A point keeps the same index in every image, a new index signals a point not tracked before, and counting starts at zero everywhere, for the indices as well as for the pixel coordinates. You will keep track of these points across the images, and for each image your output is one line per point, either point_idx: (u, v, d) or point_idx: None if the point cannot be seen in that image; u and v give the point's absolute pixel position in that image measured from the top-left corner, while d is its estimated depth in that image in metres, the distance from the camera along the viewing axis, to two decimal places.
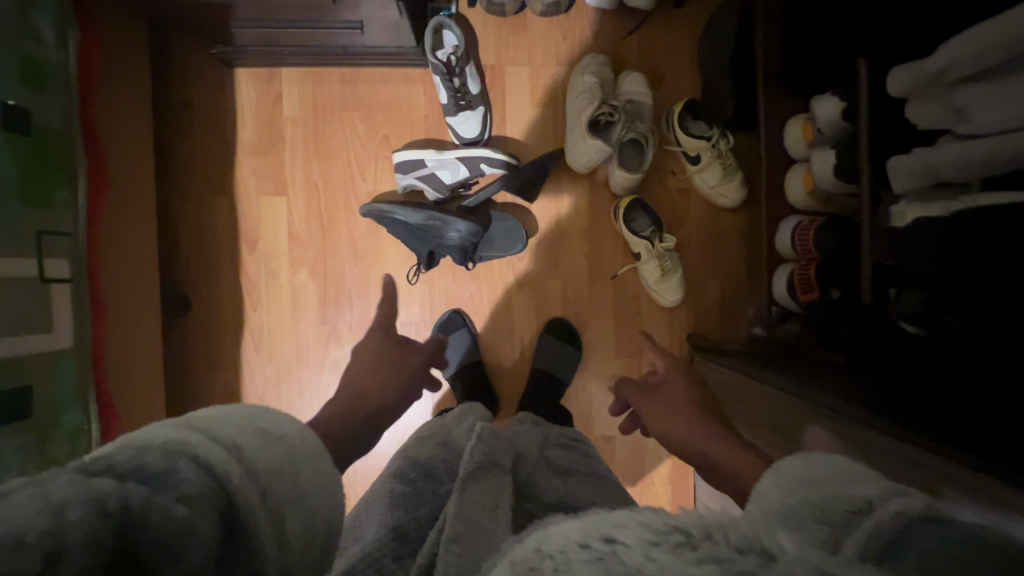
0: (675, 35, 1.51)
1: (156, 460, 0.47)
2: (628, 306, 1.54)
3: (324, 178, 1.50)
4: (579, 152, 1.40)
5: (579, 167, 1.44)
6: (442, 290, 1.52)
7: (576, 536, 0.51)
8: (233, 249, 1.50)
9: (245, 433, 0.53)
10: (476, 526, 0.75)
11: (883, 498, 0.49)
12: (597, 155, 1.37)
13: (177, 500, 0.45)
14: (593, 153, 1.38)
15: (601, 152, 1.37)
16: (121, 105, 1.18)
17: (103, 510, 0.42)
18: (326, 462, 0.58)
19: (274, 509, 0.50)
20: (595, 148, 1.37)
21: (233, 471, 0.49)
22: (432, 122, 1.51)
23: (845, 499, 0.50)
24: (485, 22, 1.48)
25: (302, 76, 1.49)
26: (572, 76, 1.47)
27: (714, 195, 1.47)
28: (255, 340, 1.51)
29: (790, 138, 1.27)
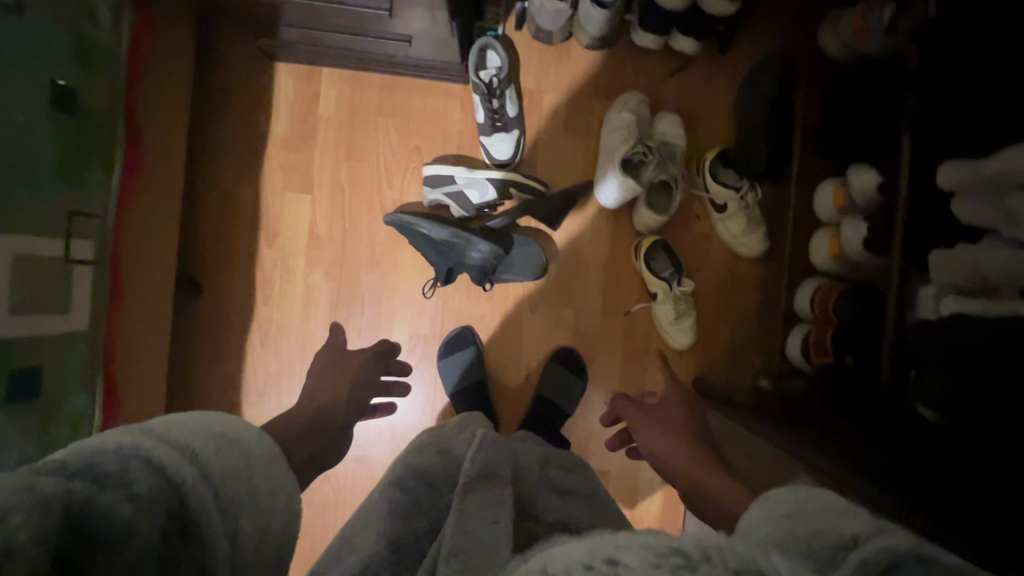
0: (715, 81, 1.51)
1: (105, 460, 0.50)
2: (637, 343, 1.54)
3: (351, 181, 1.51)
4: (610, 188, 1.40)
5: (608, 203, 1.45)
6: (455, 305, 1.52)
7: (580, 555, 0.52)
8: (252, 240, 1.50)
9: (200, 435, 0.57)
10: (477, 540, 0.74)
11: (869, 534, 0.51)
12: (627, 193, 1.39)
13: (125, 499, 0.47)
14: (622, 190, 1.39)
15: (631, 191, 1.38)
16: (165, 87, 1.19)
17: (51, 511, 0.44)
18: (282, 469, 0.63)
19: (232, 513, 0.54)
20: (625, 186, 1.38)
21: (188, 470, 0.52)
22: (464, 139, 1.51)
23: (833, 533, 0.52)
24: (530, 48, 1.49)
25: (342, 78, 1.50)
26: (610, 110, 1.48)
27: (736, 244, 1.47)
28: (261, 334, 1.50)
29: (820, 201, 1.27)
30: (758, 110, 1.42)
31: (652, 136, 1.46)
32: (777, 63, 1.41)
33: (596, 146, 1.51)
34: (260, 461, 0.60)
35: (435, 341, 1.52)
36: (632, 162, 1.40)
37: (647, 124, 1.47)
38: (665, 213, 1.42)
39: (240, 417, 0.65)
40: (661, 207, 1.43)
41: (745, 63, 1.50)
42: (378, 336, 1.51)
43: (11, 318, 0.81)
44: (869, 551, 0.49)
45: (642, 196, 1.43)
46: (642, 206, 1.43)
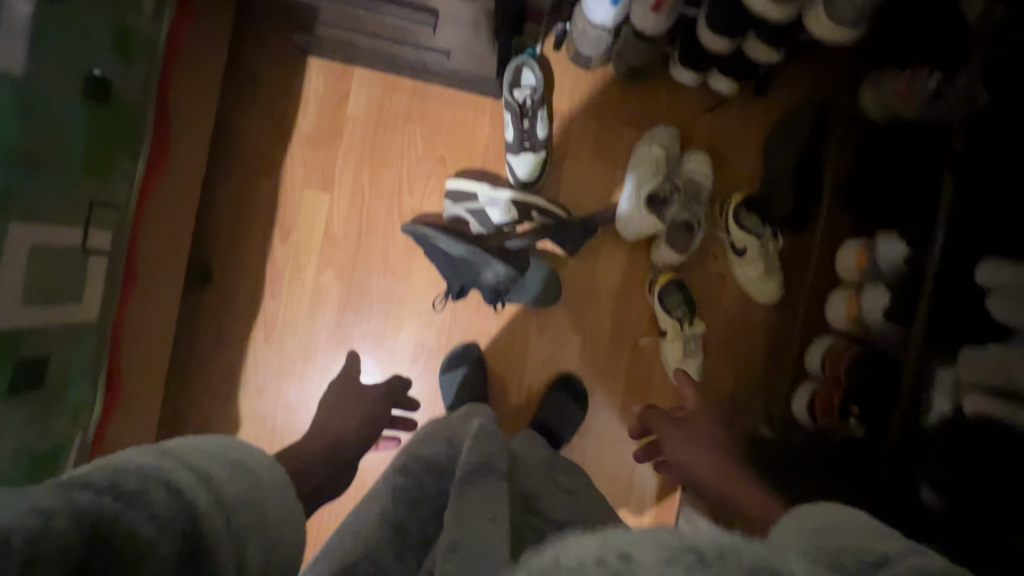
0: (749, 123, 1.50)
1: (128, 480, 0.51)
2: (640, 377, 1.53)
3: (372, 184, 1.49)
4: (632, 221, 1.40)
5: (628, 237, 1.45)
6: (463, 320, 1.51)
7: (592, 548, 0.45)
8: (266, 233, 1.48)
9: (218, 463, 0.60)
10: (476, 532, 0.70)
11: (903, 554, 0.49)
12: (646, 228, 1.39)
13: (148, 518, 0.48)
14: (642, 225, 1.39)
15: (652, 227, 1.39)
16: (198, 74, 1.17)
17: (80, 523, 0.45)
18: (284, 501, 0.65)
19: (240, 543, 0.56)
20: (646, 222, 1.38)
21: (208, 499, 0.54)
22: (490, 154, 1.49)
23: (863, 550, 0.50)
24: (566, 71, 1.48)
25: (374, 79, 1.48)
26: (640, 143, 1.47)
27: (750, 290, 1.46)
28: (265, 330, 1.49)
29: (841, 260, 1.27)
30: (788, 160, 1.40)
31: (678, 173, 1.45)
32: (811, 115, 1.40)
33: (621, 176, 1.50)
34: (268, 491, 0.63)
35: (439, 354, 1.51)
36: (656, 198, 1.39)
37: (676, 161, 1.45)
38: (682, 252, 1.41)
39: (247, 443, 0.68)
40: (681, 247, 1.42)
41: (779, 110, 1.49)
42: (383, 343, 1.50)
43: (23, 307, 0.80)
44: (902, 567, 0.47)
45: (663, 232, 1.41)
46: (661, 243, 1.42)
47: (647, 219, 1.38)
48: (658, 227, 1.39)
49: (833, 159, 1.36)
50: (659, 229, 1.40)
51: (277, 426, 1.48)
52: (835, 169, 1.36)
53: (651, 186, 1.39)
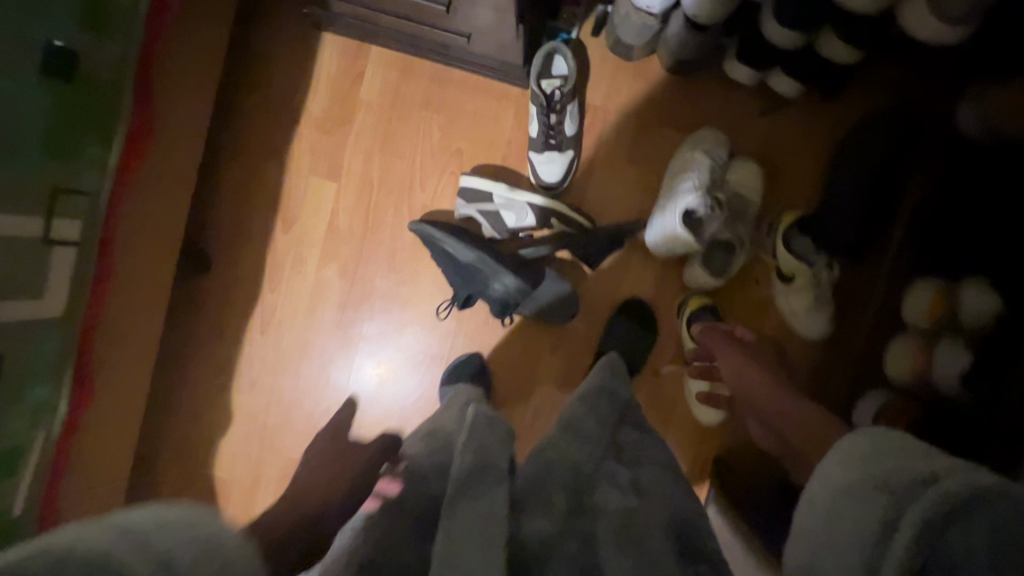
0: (811, 130, 1.30)
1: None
2: (660, 409, 1.38)
3: (381, 176, 1.38)
4: (664, 241, 1.23)
5: (658, 253, 1.29)
6: (470, 329, 1.40)
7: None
8: (268, 222, 1.40)
9: (185, 545, 0.51)
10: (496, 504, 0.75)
11: (947, 471, 0.59)
12: (678, 248, 1.23)
13: None
14: (675, 246, 1.23)
15: (687, 249, 1.23)
16: (192, 47, 1.06)
17: None
18: None
19: None
20: (681, 243, 1.22)
21: None
22: (511, 150, 1.35)
23: (913, 468, 0.62)
24: (603, 61, 1.31)
25: (391, 61, 1.35)
26: (681, 148, 1.29)
27: (795, 322, 1.27)
28: (262, 323, 1.41)
29: (911, 303, 1.08)
30: (854, 178, 1.20)
31: (724, 187, 1.27)
32: (887, 128, 1.19)
33: (656, 183, 1.33)
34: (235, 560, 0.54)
35: (441, 364, 1.40)
36: (695, 216, 1.22)
37: (721, 169, 1.27)
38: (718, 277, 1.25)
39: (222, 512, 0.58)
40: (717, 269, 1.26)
41: (846, 118, 1.29)
42: (382, 348, 1.41)
43: None
44: (947, 485, 0.57)
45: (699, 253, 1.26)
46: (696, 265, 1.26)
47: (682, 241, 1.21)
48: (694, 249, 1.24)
49: (913, 181, 1.18)
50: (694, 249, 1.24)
51: (267, 424, 1.41)
52: (913, 193, 1.18)
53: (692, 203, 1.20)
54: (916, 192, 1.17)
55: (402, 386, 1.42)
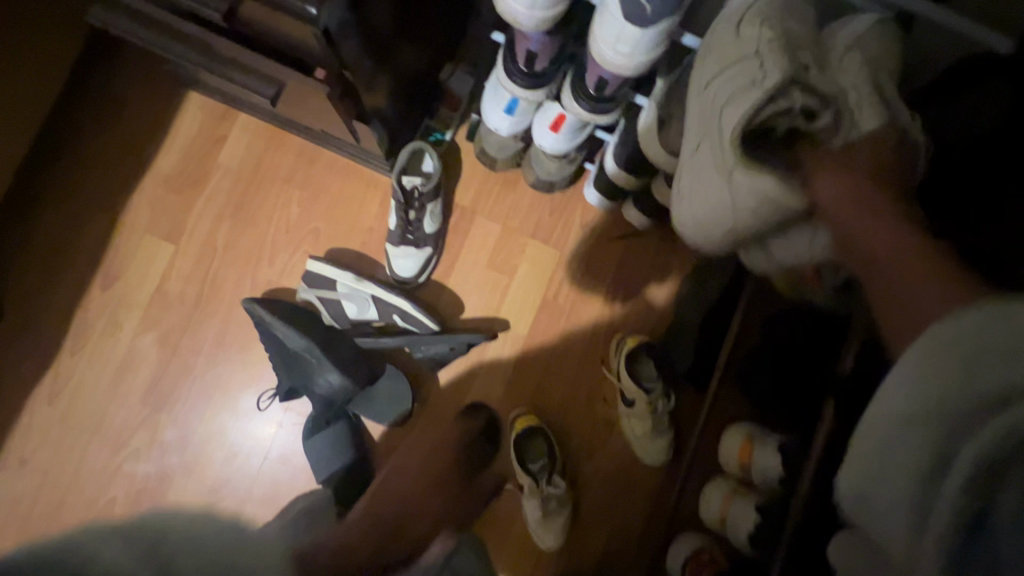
0: (663, 258, 1.35)
1: None
2: (496, 525, 1.28)
3: (228, 243, 1.29)
4: (703, 207, 0.71)
5: (694, 195, 0.72)
6: (301, 421, 1.27)
7: None
8: (84, 278, 1.26)
9: None
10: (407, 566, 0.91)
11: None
12: (776, 199, 0.62)
13: None
14: (775, 190, 0.61)
15: (767, 208, 0.64)
16: None
17: None
18: None
19: None
20: (744, 217, 0.66)
21: None
22: (372, 236, 1.31)
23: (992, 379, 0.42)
24: (475, 167, 1.35)
25: (259, 129, 1.31)
26: (719, 23, 0.69)
27: (636, 447, 1.27)
28: (53, 390, 1.23)
29: (706, 505, 1.10)
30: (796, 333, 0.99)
31: (824, 83, 0.62)
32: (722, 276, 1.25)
33: (515, 286, 1.34)
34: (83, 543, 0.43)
35: (260, 458, 1.26)
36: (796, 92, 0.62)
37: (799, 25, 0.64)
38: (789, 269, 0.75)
39: None
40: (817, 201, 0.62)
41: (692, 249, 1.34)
42: (195, 430, 1.26)
43: None
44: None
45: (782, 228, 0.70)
46: (775, 250, 0.73)
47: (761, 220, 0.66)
48: (773, 217, 0.65)
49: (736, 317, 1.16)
50: (789, 202, 0.62)
51: (36, 509, 1.21)
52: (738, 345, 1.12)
53: (775, 104, 0.62)
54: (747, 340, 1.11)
55: (211, 478, 1.25)
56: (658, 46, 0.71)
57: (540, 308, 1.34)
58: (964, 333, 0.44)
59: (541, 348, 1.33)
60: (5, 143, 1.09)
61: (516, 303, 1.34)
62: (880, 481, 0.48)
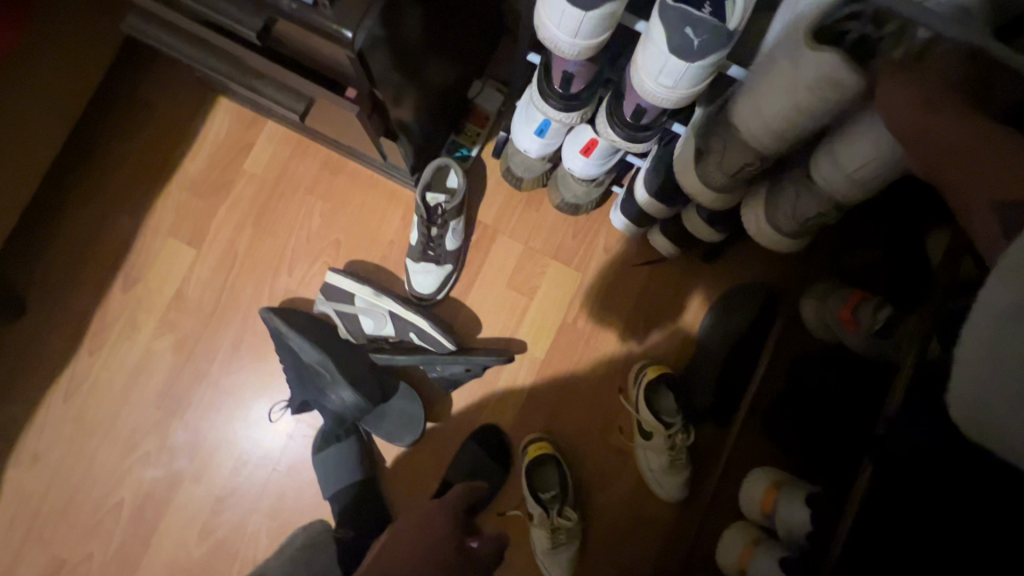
0: (688, 286, 1.31)
1: None
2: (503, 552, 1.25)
3: (249, 249, 1.28)
4: (761, 92, 0.67)
5: (750, 108, 0.71)
6: (310, 433, 1.25)
7: None
8: (106, 277, 1.26)
9: None
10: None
11: None
12: (837, 81, 0.58)
13: None
14: (841, 72, 0.57)
15: (825, 91, 0.59)
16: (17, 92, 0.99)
17: None
18: None
19: None
20: (801, 102, 0.62)
21: None
22: (392, 250, 1.29)
23: None
24: (500, 185, 1.33)
25: (286, 137, 1.31)
26: None
27: (651, 480, 1.23)
28: (69, 387, 1.24)
29: (724, 551, 1.04)
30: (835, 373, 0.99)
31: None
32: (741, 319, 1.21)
33: (535, 308, 1.31)
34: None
35: (268, 468, 1.25)
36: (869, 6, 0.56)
37: None
38: (857, 181, 0.69)
39: None
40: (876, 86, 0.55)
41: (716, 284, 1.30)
42: (206, 435, 1.25)
43: None
44: None
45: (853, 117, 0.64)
46: (841, 153, 0.67)
47: (817, 109, 0.62)
48: (824, 111, 0.62)
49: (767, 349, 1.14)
50: (850, 84, 0.57)
51: (45, 506, 1.21)
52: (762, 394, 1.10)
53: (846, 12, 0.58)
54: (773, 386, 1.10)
55: (218, 485, 1.24)
56: (702, 80, 0.68)
57: (558, 331, 1.31)
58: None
59: (558, 372, 1.30)
60: (38, 144, 1.10)
61: (535, 325, 1.31)
62: (995, 377, 0.43)
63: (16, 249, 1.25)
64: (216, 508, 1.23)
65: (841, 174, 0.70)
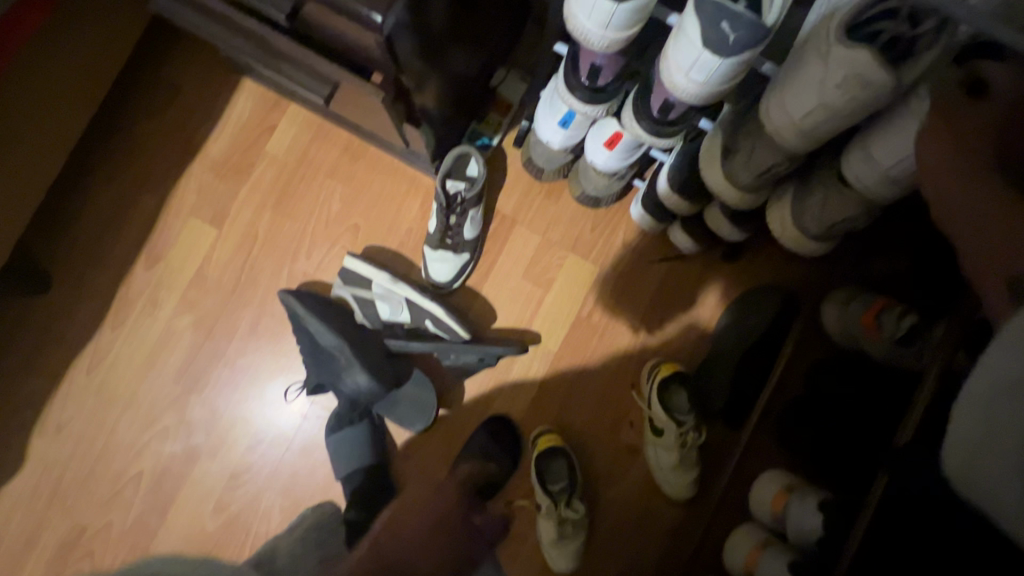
0: (706, 285, 1.30)
1: None
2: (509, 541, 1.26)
3: (268, 232, 1.29)
4: (786, 91, 0.65)
5: (776, 110, 0.68)
6: (324, 415, 1.27)
7: None
8: (130, 255, 1.28)
9: None
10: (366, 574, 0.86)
11: None
12: (866, 77, 0.56)
13: None
14: (871, 67, 0.55)
15: (859, 80, 0.57)
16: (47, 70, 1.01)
17: None
18: None
19: None
20: (829, 101, 0.60)
21: None
22: (409, 238, 1.30)
23: None
24: (519, 176, 1.32)
25: (307, 121, 1.31)
26: None
27: (661, 478, 1.23)
28: (92, 361, 1.27)
29: (732, 555, 1.03)
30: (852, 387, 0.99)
31: None
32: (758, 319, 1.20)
33: (550, 301, 1.31)
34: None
35: (282, 448, 1.27)
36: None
37: None
38: (891, 183, 0.65)
39: None
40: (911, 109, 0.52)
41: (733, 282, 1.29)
42: (222, 413, 1.28)
43: None
44: None
45: (888, 116, 0.61)
46: (874, 151, 0.64)
47: (845, 109, 0.60)
48: (860, 104, 0.59)
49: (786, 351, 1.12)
50: (884, 77, 0.56)
51: (68, 475, 1.25)
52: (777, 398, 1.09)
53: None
54: (790, 391, 1.08)
55: (233, 462, 1.27)
56: (731, 78, 0.67)
57: (573, 324, 1.31)
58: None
59: (571, 366, 1.30)
60: (65, 121, 1.12)
61: (549, 317, 1.31)
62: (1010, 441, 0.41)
63: (43, 224, 1.28)
64: (231, 485, 1.26)
65: (876, 175, 0.67)
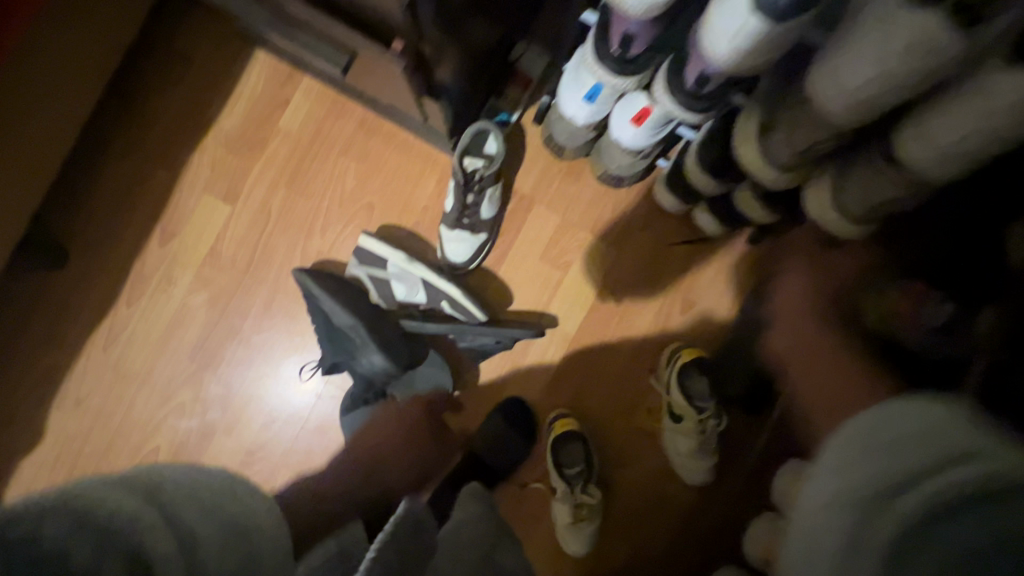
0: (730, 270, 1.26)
1: None
2: (524, 524, 1.26)
3: (282, 209, 1.27)
4: (839, 59, 0.60)
5: (822, 79, 0.63)
6: (339, 395, 1.27)
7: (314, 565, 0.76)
8: (144, 231, 1.27)
9: None
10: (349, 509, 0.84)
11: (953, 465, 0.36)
12: (934, 42, 0.51)
13: None
14: (940, 30, 0.50)
15: (923, 48, 0.52)
16: (58, 39, 0.98)
17: None
18: None
19: None
20: (888, 69, 0.56)
21: None
22: (426, 216, 1.27)
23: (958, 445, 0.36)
24: (538, 154, 1.28)
25: (322, 95, 1.27)
26: None
27: (678, 464, 1.22)
28: (109, 336, 1.27)
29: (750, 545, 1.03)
30: None
31: None
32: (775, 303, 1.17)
33: (568, 283, 1.28)
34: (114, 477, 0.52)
35: (297, 426, 1.27)
36: None
37: None
38: (949, 162, 0.60)
39: None
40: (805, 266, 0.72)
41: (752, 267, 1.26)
42: (237, 391, 1.27)
43: None
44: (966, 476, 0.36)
45: (953, 88, 0.56)
46: (932, 127, 0.59)
47: (907, 77, 0.55)
48: (922, 76, 0.55)
49: None
50: (951, 45, 0.51)
51: (86, 450, 1.26)
52: None
53: None
54: None
55: (248, 440, 1.27)
56: (780, 46, 0.62)
57: (591, 308, 1.28)
58: (883, 423, 0.41)
59: (588, 350, 1.28)
60: (78, 92, 1.09)
61: (567, 300, 1.28)
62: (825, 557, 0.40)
63: (56, 199, 1.26)
64: (246, 462, 1.27)
65: (932, 153, 0.62)
